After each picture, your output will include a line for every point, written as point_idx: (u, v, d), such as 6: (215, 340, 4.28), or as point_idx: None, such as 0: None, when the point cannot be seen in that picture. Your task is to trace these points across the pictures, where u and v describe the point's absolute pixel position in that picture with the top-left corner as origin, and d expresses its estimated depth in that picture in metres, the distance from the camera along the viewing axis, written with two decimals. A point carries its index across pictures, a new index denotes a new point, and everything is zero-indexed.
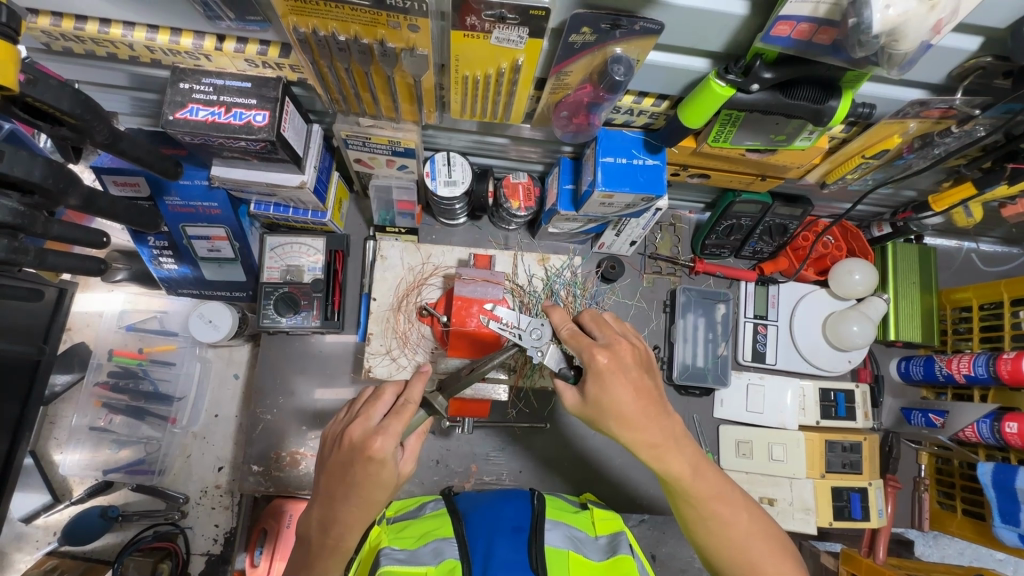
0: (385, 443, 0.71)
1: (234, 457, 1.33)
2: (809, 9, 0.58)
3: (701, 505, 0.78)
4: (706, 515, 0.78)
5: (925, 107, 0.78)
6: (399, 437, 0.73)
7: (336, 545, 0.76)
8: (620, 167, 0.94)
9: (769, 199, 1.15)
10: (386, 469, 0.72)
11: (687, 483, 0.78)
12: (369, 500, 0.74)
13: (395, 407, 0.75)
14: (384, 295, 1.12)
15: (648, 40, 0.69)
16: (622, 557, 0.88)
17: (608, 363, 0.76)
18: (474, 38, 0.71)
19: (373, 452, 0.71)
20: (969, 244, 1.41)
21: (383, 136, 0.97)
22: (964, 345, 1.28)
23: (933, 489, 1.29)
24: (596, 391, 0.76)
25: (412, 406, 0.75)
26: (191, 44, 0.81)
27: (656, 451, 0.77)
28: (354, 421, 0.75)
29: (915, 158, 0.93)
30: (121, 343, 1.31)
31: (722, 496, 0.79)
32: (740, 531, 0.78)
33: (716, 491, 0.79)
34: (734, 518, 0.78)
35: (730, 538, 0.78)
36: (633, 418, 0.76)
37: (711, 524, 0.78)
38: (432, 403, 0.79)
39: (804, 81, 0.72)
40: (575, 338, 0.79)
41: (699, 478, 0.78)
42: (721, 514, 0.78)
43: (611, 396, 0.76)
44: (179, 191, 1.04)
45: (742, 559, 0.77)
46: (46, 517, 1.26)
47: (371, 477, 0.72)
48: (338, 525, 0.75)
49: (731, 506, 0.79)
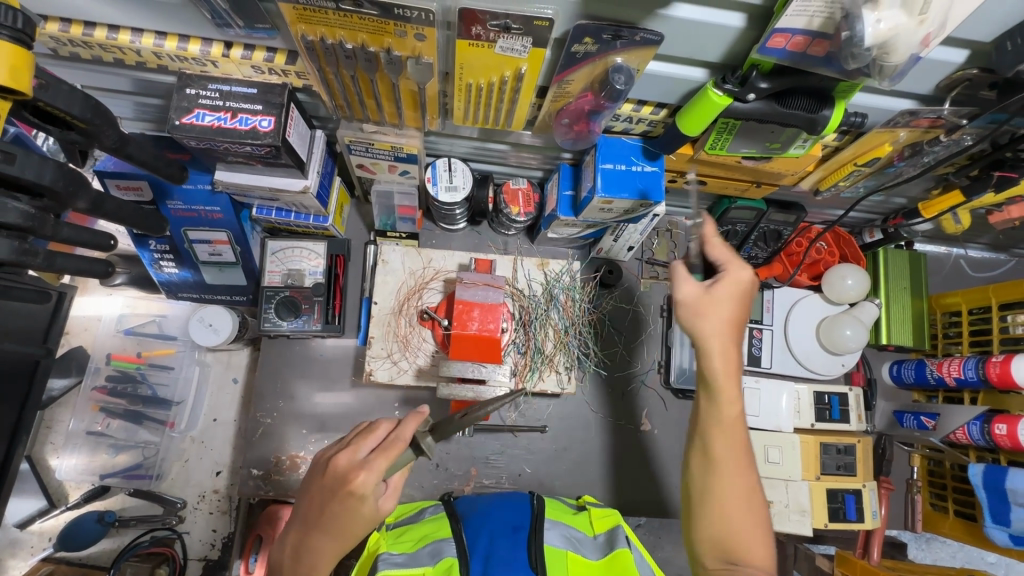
0: (368, 480, 0.70)
1: (233, 461, 1.33)
2: (803, 23, 0.60)
3: (717, 470, 0.75)
4: (720, 461, 0.75)
5: (914, 117, 0.81)
6: (381, 473, 0.71)
7: (307, 573, 0.74)
8: (619, 173, 0.96)
9: (764, 206, 1.19)
10: (365, 506, 0.71)
11: (720, 432, 0.76)
12: (343, 536, 0.72)
13: (384, 443, 0.73)
14: (385, 299, 1.13)
15: (648, 50, 0.71)
16: (620, 550, 0.89)
17: (746, 281, 0.78)
18: (479, 47, 0.73)
19: (354, 486, 0.70)
20: (958, 250, 1.45)
21: (386, 142, 0.98)
22: (954, 349, 1.30)
23: (925, 491, 1.31)
24: (722, 291, 0.78)
25: (401, 444, 0.72)
26: (198, 51, 0.82)
27: (713, 388, 0.76)
28: (341, 450, 0.73)
29: (906, 166, 0.95)
30: (120, 347, 1.31)
31: (742, 455, 0.76)
32: (746, 486, 0.75)
33: (738, 451, 0.76)
34: (740, 477, 0.75)
35: (730, 490, 0.75)
36: (710, 345, 0.76)
37: (724, 465, 0.75)
38: (422, 445, 0.74)
39: (797, 91, 0.74)
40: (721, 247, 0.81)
41: (731, 429, 0.76)
42: (732, 471, 0.75)
43: (724, 314, 0.77)
44: (181, 196, 1.05)
45: (731, 509, 0.74)
46: (42, 522, 1.25)
47: (349, 512, 0.71)
48: (307, 557, 0.74)
49: (745, 463, 0.76)
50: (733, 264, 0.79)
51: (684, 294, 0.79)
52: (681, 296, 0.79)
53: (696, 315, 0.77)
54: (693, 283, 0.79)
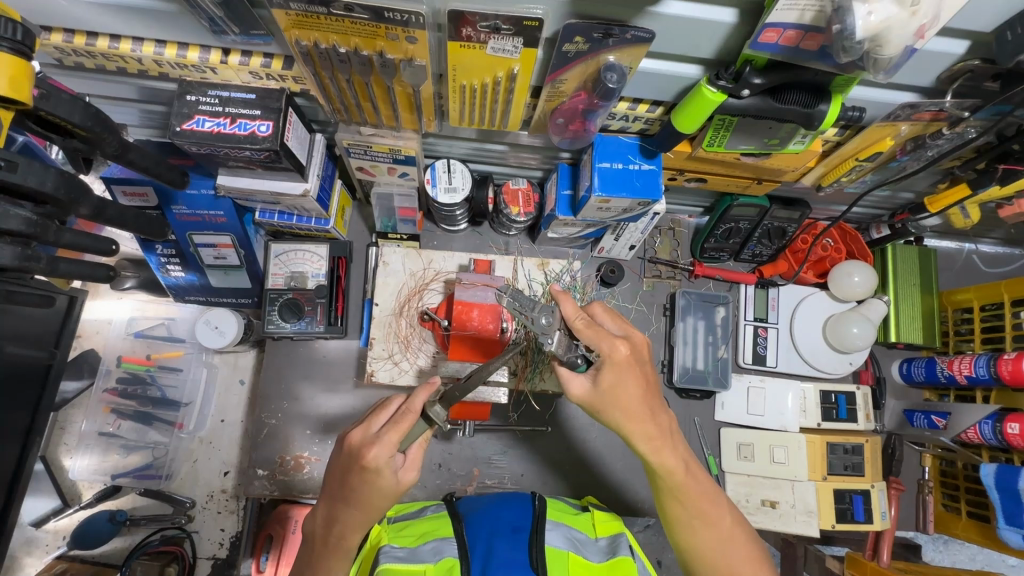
0: (379, 453, 0.72)
1: (240, 461, 1.35)
2: (794, 17, 0.60)
3: (692, 531, 0.81)
4: (697, 521, 0.80)
5: (916, 109, 0.79)
6: (392, 447, 0.73)
7: (339, 542, 0.78)
8: (616, 172, 0.95)
9: (766, 203, 1.17)
10: (381, 479, 0.73)
11: (678, 495, 0.80)
12: (368, 506, 0.75)
13: (395, 416, 0.74)
14: (387, 300, 1.14)
15: (640, 47, 0.71)
16: (624, 558, 0.89)
17: (626, 351, 0.75)
18: (470, 48, 0.73)
19: (366, 460, 0.72)
20: (970, 246, 1.41)
21: (384, 144, 0.99)
22: (966, 346, 1.28)
23: (937, 491, 1.29)
24: (610, 380, 0.74)
25: (412, 415, 0.74)
26: (197, 58, 0.84)
27: (650, 463, 0.78)
28: (356, 427, 0.76)
29: (910, 160, 0.93)
30: (130, 349, 1.34)
31: (706, 499, 0.81)
32: (723, 535, 0.81)
33: (705, 498, 0.80)
34: (717, 521, 0.81)
35: (713, 542, 0.80)
36: (627, 426, 0.76)
37: (699, 524, 0.80)
38: (430, 414, 0.74)
39: (793, 86, 0.73)
40: (592, 328, 0.75)
41: (687, 482, 0.79)
42: (708, 526, 0.81)
43: (622, 395, 0.75)
44: (186, 200, 1.07)
45: (716, 561, 0.80)
46: (56, 521, 1.28)
47: (368, 484, 0.73)
48: (337, 530, 0.77)
49: (719, 511, 0.81)
50: (608, 339, 0.75)
51: (581, 396, 0.75)
52: (575, 392, 0.76)
53: (600, 410, 0.76)
54: (582, 380, 0.75)
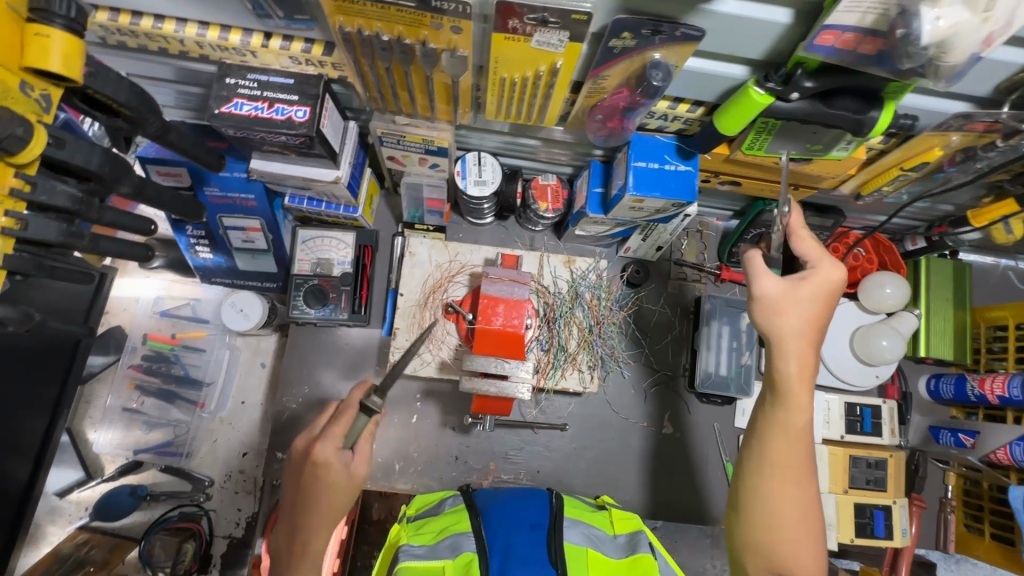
0: (326, 448, 0.78)
1: (259, 443, 1.37)
2: (855, 20, 0.58)
3: (770, 476, 0.78)
4: (788, 469, 0.77)
5: (970, 121, 0.76)
6: (338, 438, 0.80)
7: (305, 547, 0.80)
8: (651, 172, 0.94)
9: (799, 209, 1.16)
10: (332, 472, 0.78)
11: (789, 435, 0.77)
12: (329, 502, 0.79)
13: (337, 414, 0.83)
14: (411, 290, 1.14)
15: (688, 46, 0.70)
16: (643, 555, 0.88)
17: (837, 281, 0.76)
18: (515, 40, 0.72)
19: (314, 455, 0.78)
20: (1007, 261, 1.38)
21: (418, 135, 0.99)
22: (999, 364, 1.25)
23: (960, 511, 1.26)
24: (805, 293, 0.76)
25: (350, 409, 0.82)
26: (239, 41, 0.84)
27: (783, 393, 0.77)
28: (300, 435, 0.86)
29: (956, 172, 0.90)
30: (155, 328, 1.36)
31: (801, 469, 0.78)
32: (802, 501, 0.77)
33: (804, 460, 0.78)
34: (799, 487, 0.77)
35: (788, 500, 0.77)
36: (784, 343, 0.76)
37: (792, 482, 0.77)
38: (363, 404, 0.79)
39: (844, 91, 0.71)
40: (808, 240, 0.79)
41: (800, 436, 0.78)
42: (793, 479, 0.77)
43: (801, 319, 0.76)
44: (218, 182, 1.07)
45: (779, 515, 0.77)
46: (79, 492, 1.31)
47: (321, 480, 0.78)
48: (299, 537, 0.81)
49: (807, 477, 0.77)
50: (823, 263, 0.76)
51: (765, 291, 0.76)
52: (759, 290, 0.77)
53: (767, 312, 0.77)
54: (774, 279, 0.76)
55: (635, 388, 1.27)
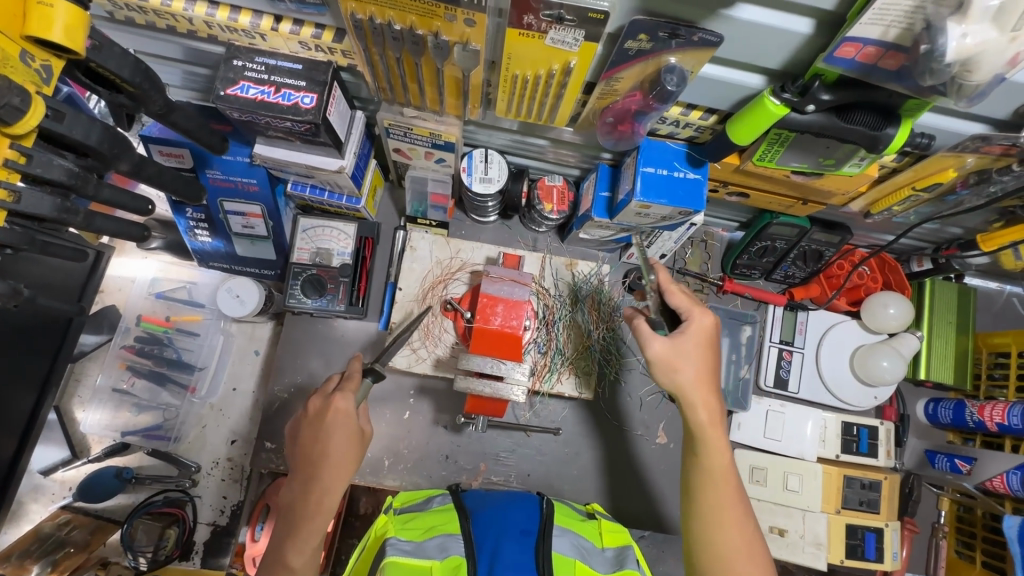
0: (344, 401, 0.85)
1: (248, 431, 1.35)
2: (877, 33, 0.57)
3: (710, 520, 0.82)
4: (719, 508, 0.82)
5: (986, 143, 0.75)
6: (350, 393, 0.87)
7: (320, 503, 0.84)
8: (659, 178, 0.92)
9: (807, 224, 1.15)
10: (349, 425, 0.85)
11: (710, 476, 0.84)
12: (345, 455, 0.85)
13: (346, 376, 0.90)
14: (410, 285, 1.13)
15: (706, 51, 0.68)
16: (632, 572, 0.88)
17: (709, 327, 0.86)
18: (528, 37, 0.71)
19: (332, 407, 0.85)
20: (1012, 288, 1.36)
21: (425, 128, 0.98)
22: (999, 392, 1.23)
23: (952, 537, 1.24)
24: (686, 343, 0.84)
25: (357, 371, 0.90)
26: (248, 23, 0.82)
27: (700, 440, 0.85)
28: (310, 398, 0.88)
29: (969, 195, 0.89)
30: (150, 309, 1.35)
31: (734, 507, 0.83)
32: (744, 537, 0.81)
33: (732, 501, 0.83)
34: (734, 525, 0.82)
35: (732, 547, 0.81)
36: (687, 396, 0.84)
37: (733, 529, 0.81)
38: (371, 366, 0.89)
39: (860, 106, 0.70)
40: (684, 297, 0.88)
41: (725, 475, 0.84)
42: (726, 518, 0.82)
43: (692, 371, 0.84)
44: (220, 166, 1.06)
45: (728, 566, 0.80)
46: (64, 472, 1.30)
47: (340, 430, 0.84)
48: (316, 489, 0.84)
49: (741, 521, 0.82)
50: (696, 311, 0.86)
51: (655, 351, 0.84)
52: (651, 350, 0.84)
53: (663, 369, 0.85)
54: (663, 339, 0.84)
55: (631, 396, 1.26)
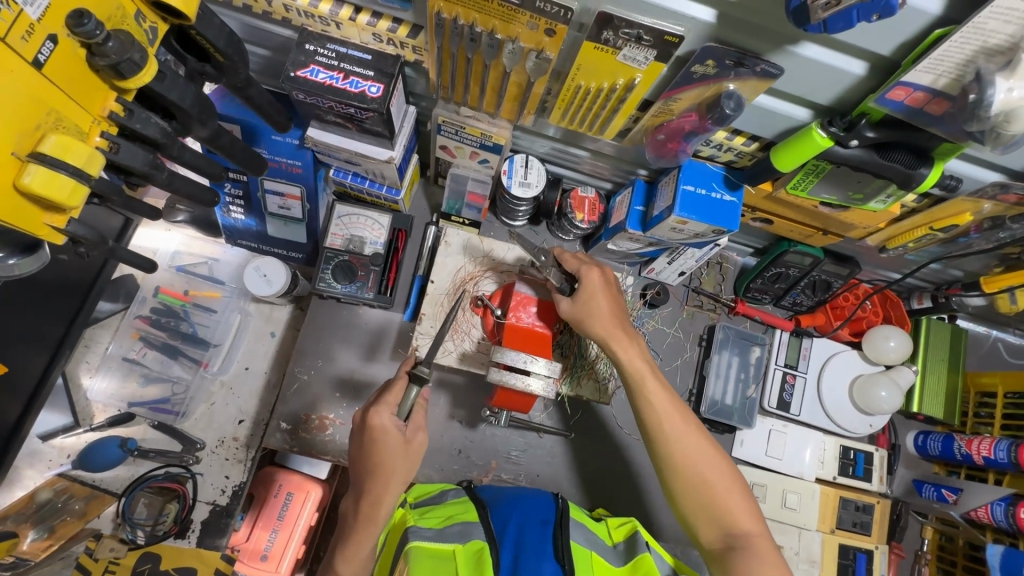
0: (383, 416, 0.87)
1: (257, 412, 1.34)
2: (928, 80, 0.63)
3: (662, 439, 0.88)
4: (658, 420, 0.89)
5: (1004, 190, 0.82)
6: (392, 407, 0.89)
7: (369, 516, 0.86)
8: (698, 197, 0.98)
9: (821, 254, 1.22)
10: (390, 439, 0.86)
11: (639, 393, 0.92)
12: (389, 470, 0.86)
13: (388, 388, 0.92)
14: (442, 279, 1.15)
15: (765, 82, 0.74)
16: (643, 554, 0.89)
17: (602, 279, 0.99)
18: (603, 51, 0.76)
19: (371, 423, 0.87)
20: (997, 332, 1.46)
21: (478, 128, 1.02)
22: (984, 429, 1.31)
23: (933, 565, 1.30)
24: (583, 297, 0.97)
25: (398, 383, 0.92)
26: (327, 10, 0.86)
27: (626, 367, 0.94)
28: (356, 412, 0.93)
29: (979, 238, 0.96)
30: (168, 282, 1.36)
31: (676, 414, 0.90)
32: (692, 439, 0.88)
33: (667, 408, 0.90)
34: (684, 432, 0.88)
35: (686, 455, 0.87)
36: (608, 332, 0.95)
37: (674, 437, 0.88)
38: (414, 370, 0.90)
39: (898, 146, 0.76)
40: (575, 260, 1.01)
41: (652, 384, 0.92)
42: (671, 426, 0.89)
43: (601, 314, 0.96)
44: (269, 145, 1.08)
45: (688, 472, 0.86)
46: (64, 438, 1.26)
47: (381, 446, 0.86)
48: (367, 500, 0.86)
49: (679, 426, 0.89)
50: (585, 269, 0.99)
51: (567, 313, 0.98)
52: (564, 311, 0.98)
53: (581, 319, 0.97)
54: (568, 301, 0.98)
55: None
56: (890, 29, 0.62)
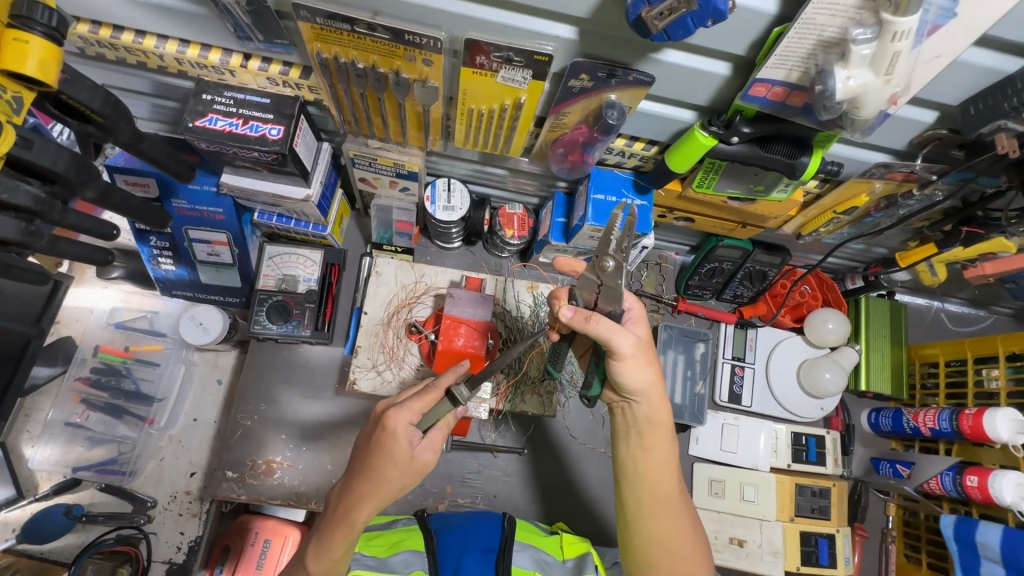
0: (400, 416, 0.77)
1: (209, 463, 1.32)
2: (782, 75, 0.66)
3: (654, 515, 0.82)
4: (662, 498, 0.82)
5: (889, 170, 0.85)
6: (415, 414, 0.78)
7: (346, 515, 0.78)
8: (609, 205, 0.99)
9: (749, 246, 1.23)
10: (395, 447, 0.76)
11: (655, 467, 0.82)
12: (380, 479, 0.77)
13: (423, 389, 0.82)
14: (376, 310, 1.16)
15: (640, 90, 0.76)
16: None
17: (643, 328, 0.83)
18: (482, 75, 0.77)
19: (387, 420, 0.78)
20: (938, 304, 1.48)
21: (389, 159, 1.03)
22: (931, 400, 1.33)
23: (900, 541, 1.30)
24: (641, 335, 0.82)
25: (437, 391, 0.81)
26: (218, 60, 0.87)
27: (646, 435, 0.83)
28: (384, 398, 0.85)
29: (883, 217, 0.99)
30: (109, 339, 1.34)
31: (678, 499, 0.83)
32: (683, 526, 0.82)
33: (672, 491, 0.83)
34: (678, 517, 0.82)
35: (672, 536, 0.82)
36: (648, 393, 0.81)
37: (671, 519, 0.82)
38: (451, 389, 0.78)
39: (779, 138, 0.79)
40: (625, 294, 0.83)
41: (668, 466, 0.83)
42: (670, 511, 0.82)
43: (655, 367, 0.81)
44: (187, 195, 1.09)
45: (668, 553, 0.81)
46: (7, 512, 1.23)
47: (383, 449, 0.77)
48: (350, 499, 0.78)
49: (678, 509, 0.83)
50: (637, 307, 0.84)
51: (627, 346, 0.75)
52: (624, 348, 0.75)
53: (634, 364, 0.78)
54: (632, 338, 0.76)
55: (593, 413, 1.27)
56: (735, 30, 0.64)
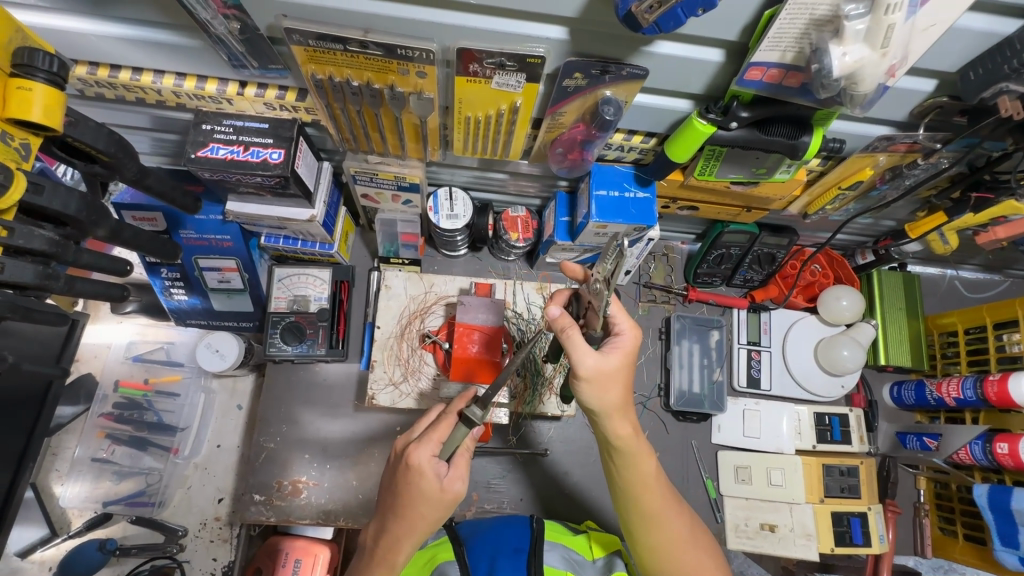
0: (422, 452, 0.76)
1: (235, 488, 1.33)
2: (776, 56, 0.65)
3: (648, 525, 0.82)
4: (649, 509, 0.82)
5: (892, 141, 0.84)
6: (436, 445, 0.77)
7: (385, 558, 0.78)
8: (612, 200, 1.00)
9: (755, 229, 1.23)
10: (424, 482, 0.75)
11: (634, 480, 0.81)
12: (415, 518, 0.77)
13: (436, 420, 0.81)
14: (388, 323, 1.16)
15: (635, 83, 0.76)
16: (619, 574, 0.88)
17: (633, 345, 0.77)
18: (476, 82, 0.78)
19: (410, 459, 0.76)
20: (952, 271, 1.47)
21: (390, 172, 1.04)
22: (953, 368, 1.31)
23: (933, 514, 1.29)
24: (615, 362, 0.75)
25: (450, 418, 0.81)
26: (215, 90, 0.88)
27: (619, 452, 0.81)
28: (400, 436, 0.85)
29: (889, 188, 0.98)
30: (128, 373, 1.35)
31: (665, 508, 0.83)
32: (675, 534, 0.83)
33: (657, 501, 0.82)
34: (669, 524, 0.83)
35: (666, 544, 0.83)
36: (613, 413, 0.78)
37: (660, 529, 0.82)
38: (462, 411, 0.76)
39: (779, 120, 0.79)
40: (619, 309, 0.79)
41: (648, 477, 0.81)
42: (661, 521, 0.82)
43: (617, 387, 0.77)
44: (194, 225, 1.10)
45: (665, 560, 0.83)
46: (44, 551, 1.24)
47: (412, 488, 0.76)
48: (385, 541, 0.78)
49: (664, 517, 0.82)
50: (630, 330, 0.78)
51: (589, 367, 0.74)
52: (584, 369, 0.74)
53: (592, 387, 0.75)
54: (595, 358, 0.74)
55: None
56: (727, 16, 0.64)
